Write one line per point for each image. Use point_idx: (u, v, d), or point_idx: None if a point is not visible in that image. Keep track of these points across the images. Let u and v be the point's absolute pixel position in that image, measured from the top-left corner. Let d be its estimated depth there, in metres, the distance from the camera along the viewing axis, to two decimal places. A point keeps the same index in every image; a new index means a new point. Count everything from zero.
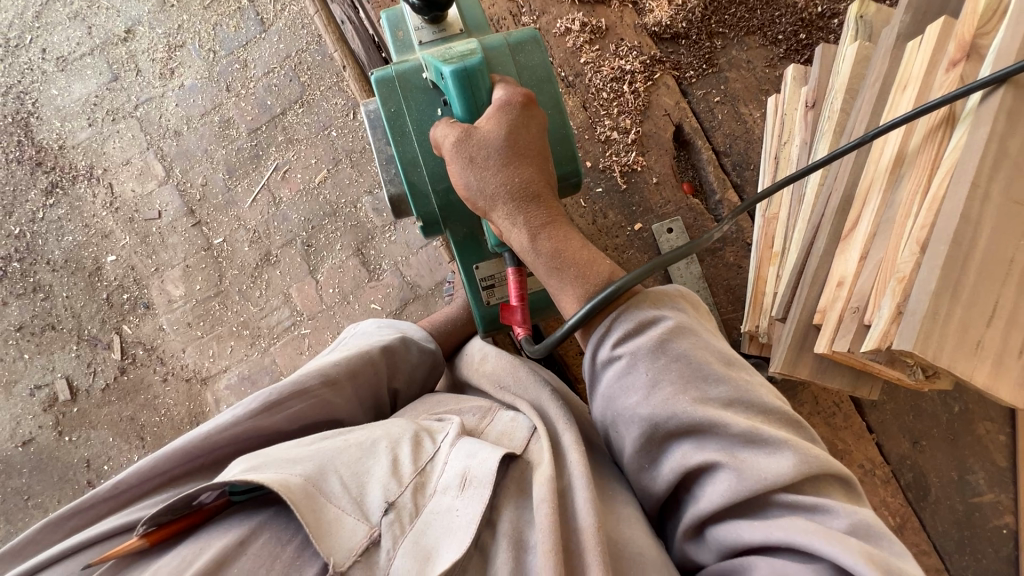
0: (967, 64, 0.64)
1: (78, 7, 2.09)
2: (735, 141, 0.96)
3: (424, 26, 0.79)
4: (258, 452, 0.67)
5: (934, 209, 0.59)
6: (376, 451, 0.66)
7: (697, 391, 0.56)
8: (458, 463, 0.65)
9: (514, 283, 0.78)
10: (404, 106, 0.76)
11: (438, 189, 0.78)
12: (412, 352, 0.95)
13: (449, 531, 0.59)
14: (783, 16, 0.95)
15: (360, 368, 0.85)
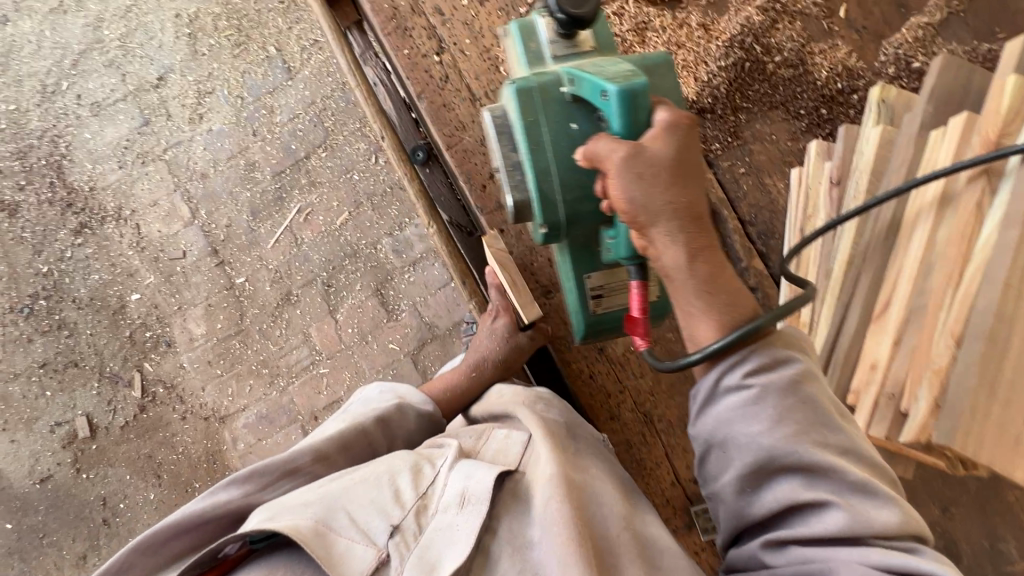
0: (992, 162, 0.67)
1: (113, 55, 2.15)
2: (760, 210, 0.99)
3: (558, 40, 0.78)
4: (276, 500, 0.68)
5: (967, 305, 0.62)
6: (379, 483, 0.68)
7: (818, 433, 0.55)
8: (456, 483, 0.68)
9: (638, 296, 0.69)
10: (540, 120, 0.72)
11: (568, 199, 0.73)
12: (408, 416, 0.87)
13: (451, 542, 0.63)
14: (804, 93, 0.99)
15: (349, 435, 0.79)
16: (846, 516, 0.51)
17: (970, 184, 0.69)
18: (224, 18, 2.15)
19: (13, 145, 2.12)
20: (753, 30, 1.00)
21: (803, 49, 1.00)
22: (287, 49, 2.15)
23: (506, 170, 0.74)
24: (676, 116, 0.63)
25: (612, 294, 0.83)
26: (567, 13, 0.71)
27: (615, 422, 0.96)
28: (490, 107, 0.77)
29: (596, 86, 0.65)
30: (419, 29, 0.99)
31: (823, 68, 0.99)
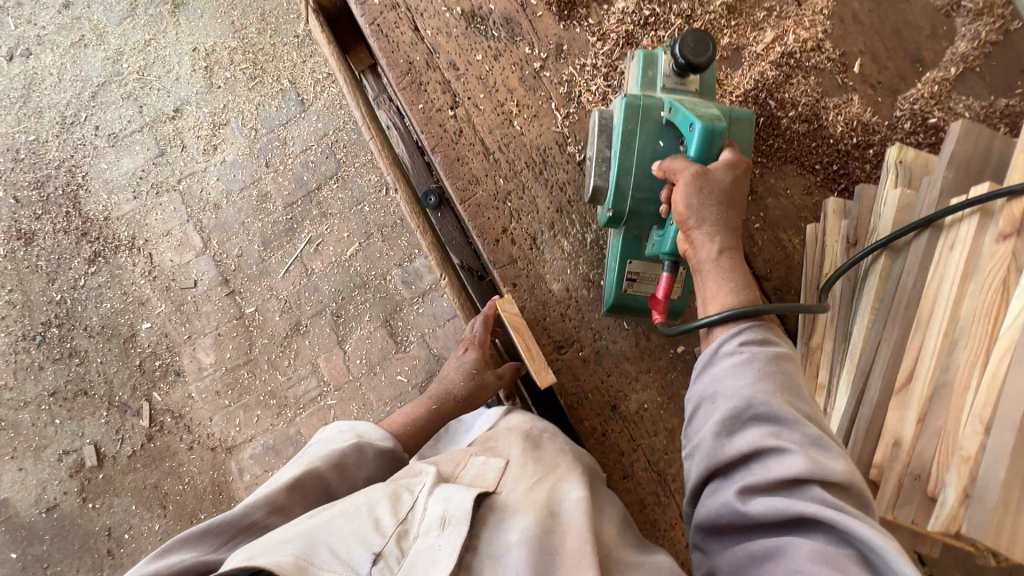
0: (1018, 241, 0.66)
1: (131, 88, 2.18)
2: (775, 266, 0.98)
3: (673, 74, 0.87)
4: (252, 544, 0.59)
5: (996, 392, 0.62)
6: (360, 514, 0.62)
7: (792, 400, 0.60)
8: (436, 507, 0.64)
9: (665, 283, 0.82)
10: (636, 130, 0.84)
11: (637, 198, 0.84)
12: (366, 455, 0.81)
13: (435, 564, 0.58)
14: (819, 148, 0.99)
15: (302, 480, 0.72)
16: (805, 458, 0.54)
17: (995, 262, 0.68)
18: (240, 51, 2.19)
19: (30, 175, 2.15)
20: (766, 85, 1.00)
21: (817, 104, 0.99)
22: (302, 82, 2.18)
23: (597, 161, 0.88)
24: (738, 158, 0.76)
25: (646, 282, 0.90)
26: (688, 56, 0.81)
27: (628, 482, 0.94)
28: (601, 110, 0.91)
29: (686, 117, 0.77)
30: (434, 84, 1.00)
31: (838, 123, 0.99)
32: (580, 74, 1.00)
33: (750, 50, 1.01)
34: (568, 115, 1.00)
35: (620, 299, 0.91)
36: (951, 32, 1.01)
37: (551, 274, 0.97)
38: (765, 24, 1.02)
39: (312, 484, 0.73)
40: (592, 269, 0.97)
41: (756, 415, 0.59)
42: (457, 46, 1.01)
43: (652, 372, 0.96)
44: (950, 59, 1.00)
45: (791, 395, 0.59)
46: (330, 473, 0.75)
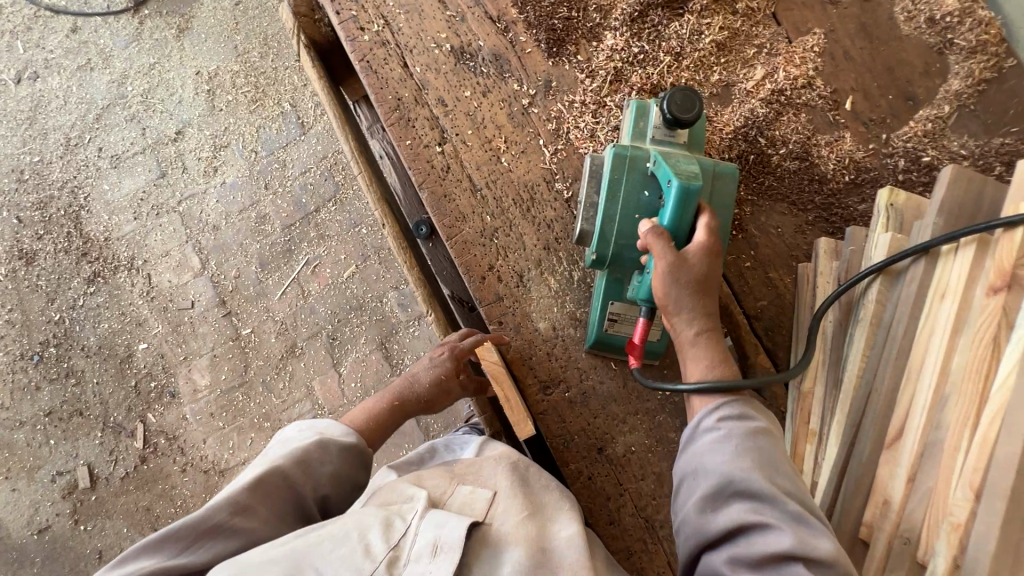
0: (1008, 294, 0.63)
1: (134, 110, 2.21)
2: (766, 305, 0.97)
3: (663, 126, 0.86)
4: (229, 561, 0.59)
5: (986, 454, 0.58)
6: (348, 538, 0.62)
7: (773, 473, 0.58)
8: (428, 533, 0.64)
9: (641, 328, 0.81)
10: (622, 179, 0.83)
11: (620, 245, 0.84)
12: (331, 452, 0.78)
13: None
14: (810, 186, 0.98)
15: (266, 479, 0.69)
16: (789, 540, 0.51)
17: (986, 315, 0.65)
18: (242, 75, 2.21)
19: (34, 196, 2.18)
20: (756, 122, 0.99)
21: (808, 141, 0.98)
22: (302, 105, 2.20)
23: (585, 206, 0.88)
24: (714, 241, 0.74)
25: (626, 323, 0.89)
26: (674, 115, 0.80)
27: (614, 527, 0.91)
28: (593, 155, 0.91)
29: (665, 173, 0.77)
30: (422, 119, 1.00)
31: (829, 161, 0.98)
32: (569, 111, 1.00)
33: (739, 87, 1.00)
34: (557, 152, 0.99)
35: (601, 339, 0.91)
36: (944, 69, 1.00)
37: (537, 312, 0.96)
38: (755, 61, 1.01)
39: (276, 483, 0.70)
40: (579, 307, 0.96)
41: (737, 492, 0.57)
42: (446, 83, 1.01)
43: (639, 413, 0.94)
44: (943, 96, 0.99)
45: (770, 472, 0.57)
46: (293, 472, 0.73)
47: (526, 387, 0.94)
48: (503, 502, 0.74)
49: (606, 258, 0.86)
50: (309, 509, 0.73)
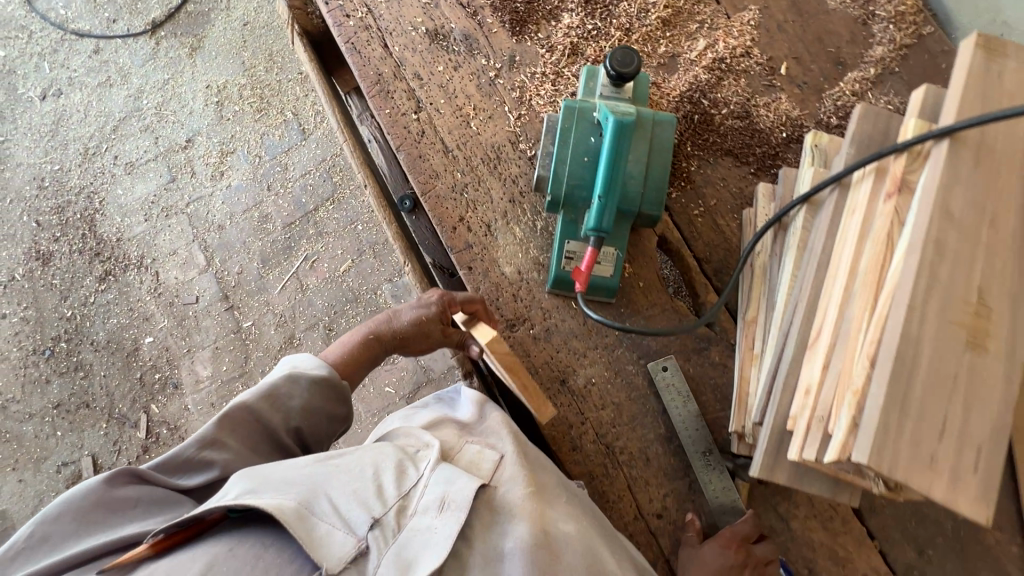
0: (899, 196, 0.72)
1: (148, 121, 2.38)
2: (715, 249, 1.05)
3: (610, 84, 0.97)
4: (252, 472, 0.73)
5: (880, 327, 0.65)
6: (363, 477, 0.74)
7: None
8: (437, 487, 0.73)
9: (589, 256, 0.91)
10: (572, 129, 0.94)
11: (571, 185, 0.93)
12: (300, 385, 0.87)
13: (427, 546, 0.67)
14: (751, 142, 1.08)
15: (232, 414, 0.81)
16: None
17: (883, 218, 0.73)
18: (249, 87, 2.39)
19: (53, 201, 2.34)
20: (700, 87, 1.10)
21: (747, 103, 1.09)
22: (303, 113, 2.35)
23: (541, 154, 0.97)
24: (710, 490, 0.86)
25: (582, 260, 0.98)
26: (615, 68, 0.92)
27: (577, 453, 0.97)
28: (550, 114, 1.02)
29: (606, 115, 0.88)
30: (400, 92, 1.12)
31: (767, 119, 1.08)
32: (531, 81, 1.12)
33: (684, 58, 1.12)
34: (521, 117, 1.10)
35: (561, 276, 0.99)
36: (869, 38, 1.11)
37: (504, 258, 1.05)
38: (697, 34, 1.13)
39: (246, 414, 0.83)
40: (542, 253, 1.05)
41: None
42: (421, 60, 1.13)
43: (598, 348, 1.01)
44: (868, 61, 1.10)
45: None
46: (259, 405, 0.84)
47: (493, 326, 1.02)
48: (509, 468, 0.81)
49: (560, 198, 0.95)
50: (282, 438, 0.86)
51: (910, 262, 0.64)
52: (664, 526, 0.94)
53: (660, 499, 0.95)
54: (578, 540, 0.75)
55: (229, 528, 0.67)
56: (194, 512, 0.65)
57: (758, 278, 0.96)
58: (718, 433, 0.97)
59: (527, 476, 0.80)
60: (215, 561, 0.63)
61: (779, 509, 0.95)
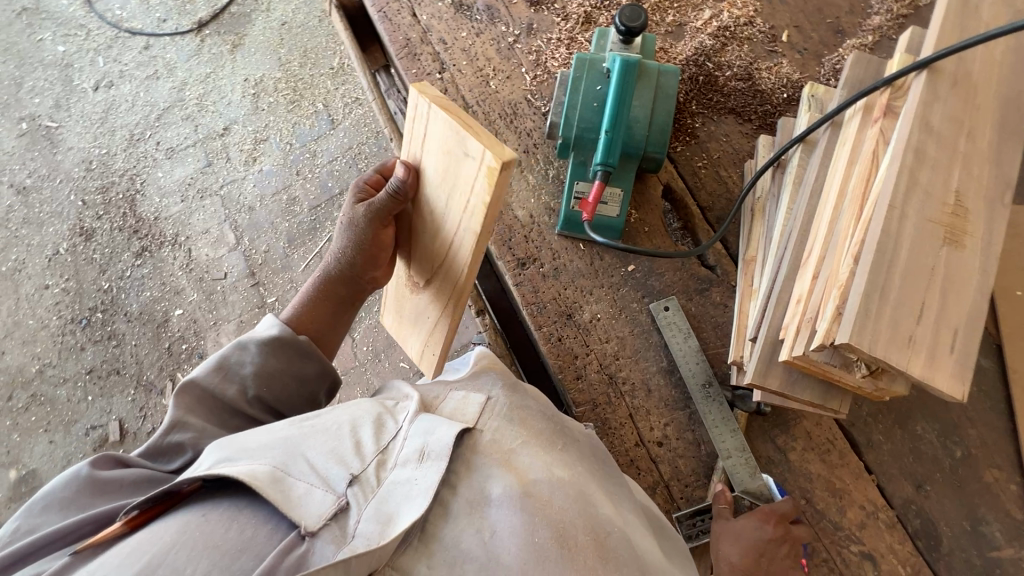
0: (885, 121, 0.78)
1: (190, 111, 2.55)
2: (717, 199, 1.11)
3: (620, 41, 1.04)
4: (228, 441, 0.69)
5: (864, 229, 0.69)
6: (341, 434, 0.69)
7: None
8: (417, 438, 0.69)
9: (596, 188, 0.98)
10: (583, 77, 1.01)
11: (580, 126, 1.01)
12: (249, 350, 0.85)
13: (408, 497, 0.63)
14: (753, 101, 1.14)
15: (187, 392, 0.80)
16: None
17: (872, 140, 0.78)
18: (284, 80, 2.54)
19: (97, 182, 2.49)
20: (705, 51, 1.17)
21: (750, 66, 1.15)
22: (333, 105, 2.50)
23: (554, 102, 1.06)
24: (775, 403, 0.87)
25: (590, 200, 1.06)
26: (626, 22, 0.99)
27: (581, 382, 1.02)
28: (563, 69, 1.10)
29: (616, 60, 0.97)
30: (426, 54, 1.22)
31: (769, 81, 1.14)
32: (548, 46, 1.20)
33: (690, 26, 1.19)
34: (536, 77, 1.19)
35: (570, 217, 1.06)
36: (868, 8, 1.17)
37: (517, 203, 1.12)
38: (703, 6, 1.20)
39: (200, 388, 0.81)
40: (553, 199, 1.12)
41: None
42: (446, 27, 1.23)
43: (604, 287, 1.07)
44: (867, 29, 1.15)
45: None
46: (209, 377, 0.82)
47: (505, 264, 1.09)
48: (495, 416, 0.75)
49: (570, 141, 1.03)
50: (245, 410, 0.83)
51: (892, 169, 0.69)
52: (664, 453, 0.99)
53: (660, 427, 1.00)
54: (572, 486, 0.70)
55: (203, 498, 0.62)
56: (169, 485, 0.62)
57: (757, 219, 1.02)
58: (717, 367, 1.02)
59: (513, 424, 0.75)
60: (186, 530, 0.58)
61: (777, 442, 0.97)
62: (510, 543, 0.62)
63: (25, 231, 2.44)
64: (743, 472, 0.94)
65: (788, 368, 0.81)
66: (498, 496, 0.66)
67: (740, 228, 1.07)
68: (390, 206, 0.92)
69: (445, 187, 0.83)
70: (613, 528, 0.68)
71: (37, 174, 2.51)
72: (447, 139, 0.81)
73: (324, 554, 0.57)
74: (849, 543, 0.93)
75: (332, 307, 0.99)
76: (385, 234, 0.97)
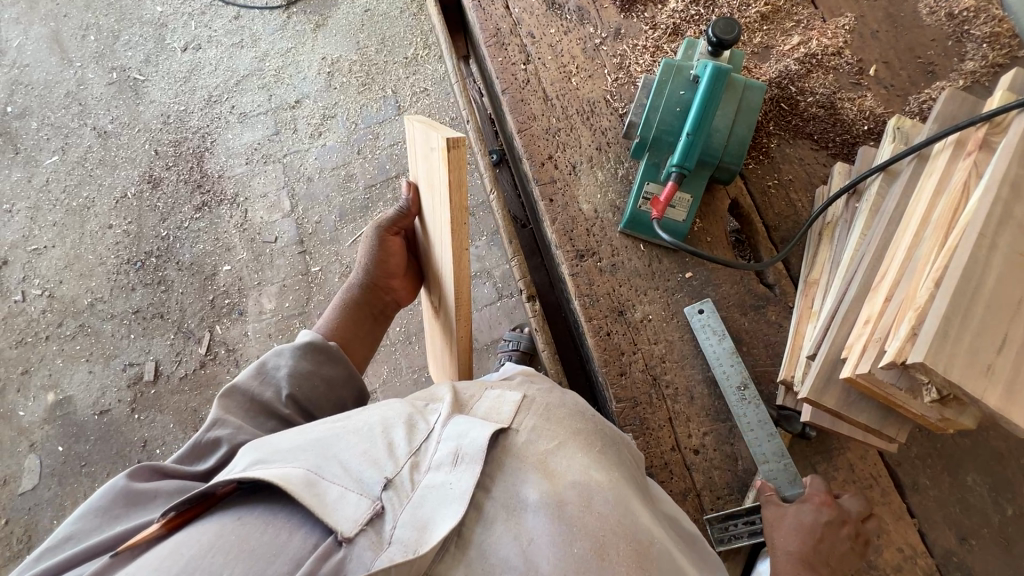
0: (980, 153, 0.78)
1: (267, 81, 2.56)
2: (784, 220, 1.10)
3: (708, 52, 1.06)
4: (260, 442, 0.67)
5: (949, 254, 0.69)
6: (373, 435, 0.66)
7: None
8: (449, 442, 0.66)
9: (669, 189, 1.01)
10: (668, 82, 1.03)
11: (660, 128, 1.03)
12: (285, 354, 0.90)
13: (443, 503, 0.61)
14: (832, 129, 1.14)
15: (230, 396, 0.84)
16: None
17: (963, 171, 0.78)
18: (359, 64, 2.55)
19: (172, 135, 2.50)
20: (789, 75, 1.17)
21: (834, 95, 1.15)
22: (402, 92, 2.50)
23: (636, 102, 1.08)
24: (836, 427, 0.86)
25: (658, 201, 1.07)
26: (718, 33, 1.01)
27: (624, 378, 1.02)
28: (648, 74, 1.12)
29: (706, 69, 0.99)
30: (514, 46, 1.26)
31: (852, 111, 1.13)
32: (632, 51, 1.23)
33: (777, 49, 1.19)
34: (618, 80, 1.21)
35: (636, 216, 1.07)
36: (963, 53, 1.15)
37: (583, 196, 1.14)
38: (793, 31, 1.21)
39: (241, 393, 0.85)
40: (619, 197, 1.13)
41: None
42: (537, 22, 1.27)
43: (659, 289, 1.07)
44: (959, 73, 1.14)
45: None
46: (248, 381, 0.86)
47: (564, 253, 1.10)
48: (532, 414, 0.70)
49: (647, 141, 1.05)
50: (279, 410, 0.84)
51: (988, 197, 0.69)
52: (699, 461, 0.98)
53: (698, 436, 0.99)
54: (612, 491, 0.65)
55: (238, 502, 0.61)
56: (203, 489, 0.60)
57: (824, 243, 1.02)
58: (764, 385, 1.01)
59: (549, 424, 0.70)
60: (224, 532, 0.57)
61: (817, 469, 0.95)
62: (548, 553, 0.59)
63: (99, 172, 2.45)
64: (779, 479, 0.92)
65: (846, 388, 0.81)
66: (535, 502, 0.62)
67: (804, 249, 1.06)
68: (397, 218, 1.14)
69: (427, 187, 1.01)
70: (653, 536, 0.64)
71: (119, 121, 2.52)
72: (422, 145, 0.99)
73: (362, 561, 0.55)
74: None
75: (356, 312, 1.14)
76: (394, 243, 1.15)
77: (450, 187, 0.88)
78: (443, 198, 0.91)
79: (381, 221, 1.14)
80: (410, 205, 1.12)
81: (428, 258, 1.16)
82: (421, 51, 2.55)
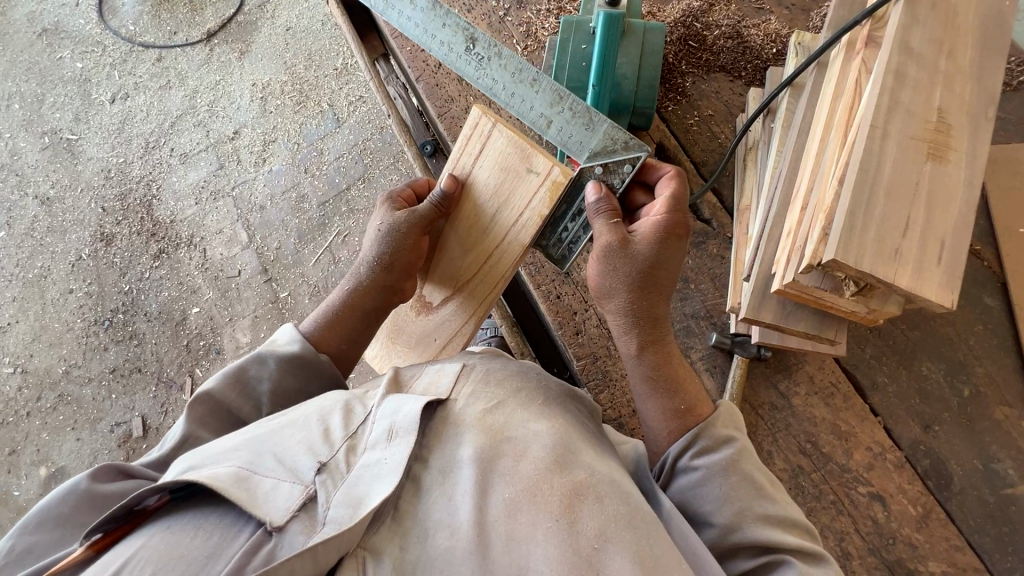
0: (866, 51, 0.79)
1: (202, 117, 2.51)
2: (711, 154, 1.12)
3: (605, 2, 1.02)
4: (197, 449, 0.64)
5: (847, 155, 0.70)
6: (310, 426, 0.64)
7: None
8: (384, 420, 0.63)
9: None
10: (570, 38, 1.03)
11: (570, 86, 1.03)
12: (268, 365, 0.82)
13: (378, 478, 0.58)
14: (744, 57, 1.14)
15: (199, 407, 0.76)
16: None
17: (855, 71, 0.80)
18: (290, 84, 2.51)
19: (116, 189, 2.45)
20: (692, 12, 1.15)
21: (739, 24, 1.15)
22: (338, 103, 2.46)
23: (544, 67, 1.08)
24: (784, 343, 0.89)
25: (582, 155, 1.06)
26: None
27: (581, 336, 1.04)
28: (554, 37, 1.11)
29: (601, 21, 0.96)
30: None
31: (759, 37, 1.14)
32: (537, 17, 1.23)
33: None
34: (527, 48, 1.22)
35: None
36: None
37: None
38: None
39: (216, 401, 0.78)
40: None
41: None
42: None
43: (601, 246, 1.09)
44: None
45: None
46: (226, 390, 0.79)
47: None
48: (471, 381, 0.69)
49: None
50: None
51: (875, 90, 0.71)
52: None
53: None
54: (551, 437, 0.62)
55: (169, 512, 0.58)
56: (127, 501, 0.56)
57: (750, 170, 1.03)
58: (716, 318, 1.02)
59: (488, 387, 0.68)
60: (151, 543, 0.53)
61: (780, 387, 0.97)
62: (485, 505, 0.57)
63: (50, 239, 2.40)
64: (577, 138, 0.87)
65: (782, 301, 0.84)
66: (468, 459, 0.60)
67: (734, 179, 1.07)
68: (430, 216, 0.94)
69: (488, 196, 0.93)
70: (592, 469, 0.60)
71: (60, 185, 2.48)
72: (498, 158, 0.92)
73: (293, 545, 0.53)
74: (857, 484, 0.92)
75: (357, 315, 0.94)
76: (422, 245, 0.95)
77: (538, 217, 0.89)
78: (525, 228, 0.90)
79: (414, 213, 0.93)
80: (447, 199, 0.94)
81: (448, 255, 0.98)
82: (350, 59, 2.51)
